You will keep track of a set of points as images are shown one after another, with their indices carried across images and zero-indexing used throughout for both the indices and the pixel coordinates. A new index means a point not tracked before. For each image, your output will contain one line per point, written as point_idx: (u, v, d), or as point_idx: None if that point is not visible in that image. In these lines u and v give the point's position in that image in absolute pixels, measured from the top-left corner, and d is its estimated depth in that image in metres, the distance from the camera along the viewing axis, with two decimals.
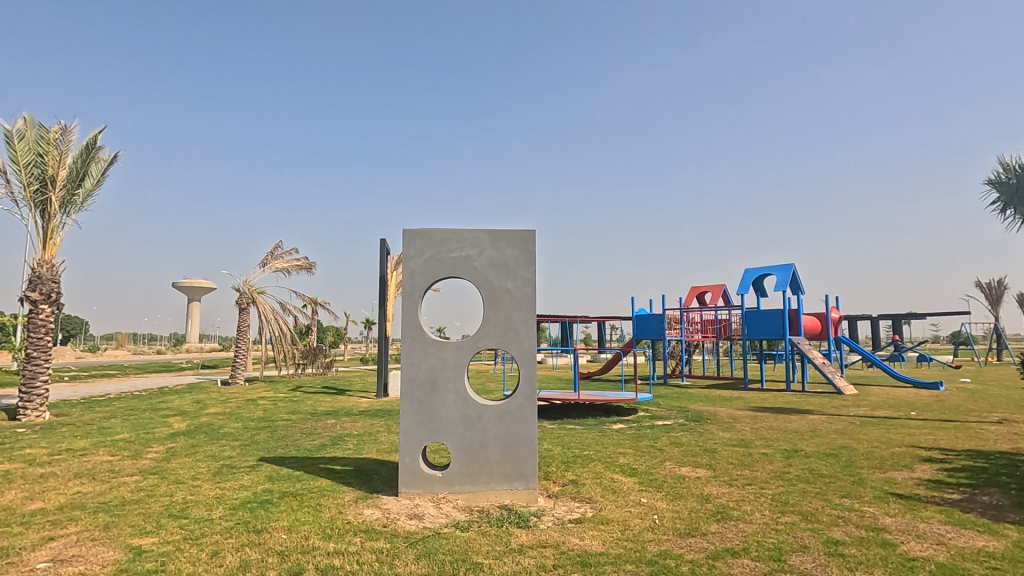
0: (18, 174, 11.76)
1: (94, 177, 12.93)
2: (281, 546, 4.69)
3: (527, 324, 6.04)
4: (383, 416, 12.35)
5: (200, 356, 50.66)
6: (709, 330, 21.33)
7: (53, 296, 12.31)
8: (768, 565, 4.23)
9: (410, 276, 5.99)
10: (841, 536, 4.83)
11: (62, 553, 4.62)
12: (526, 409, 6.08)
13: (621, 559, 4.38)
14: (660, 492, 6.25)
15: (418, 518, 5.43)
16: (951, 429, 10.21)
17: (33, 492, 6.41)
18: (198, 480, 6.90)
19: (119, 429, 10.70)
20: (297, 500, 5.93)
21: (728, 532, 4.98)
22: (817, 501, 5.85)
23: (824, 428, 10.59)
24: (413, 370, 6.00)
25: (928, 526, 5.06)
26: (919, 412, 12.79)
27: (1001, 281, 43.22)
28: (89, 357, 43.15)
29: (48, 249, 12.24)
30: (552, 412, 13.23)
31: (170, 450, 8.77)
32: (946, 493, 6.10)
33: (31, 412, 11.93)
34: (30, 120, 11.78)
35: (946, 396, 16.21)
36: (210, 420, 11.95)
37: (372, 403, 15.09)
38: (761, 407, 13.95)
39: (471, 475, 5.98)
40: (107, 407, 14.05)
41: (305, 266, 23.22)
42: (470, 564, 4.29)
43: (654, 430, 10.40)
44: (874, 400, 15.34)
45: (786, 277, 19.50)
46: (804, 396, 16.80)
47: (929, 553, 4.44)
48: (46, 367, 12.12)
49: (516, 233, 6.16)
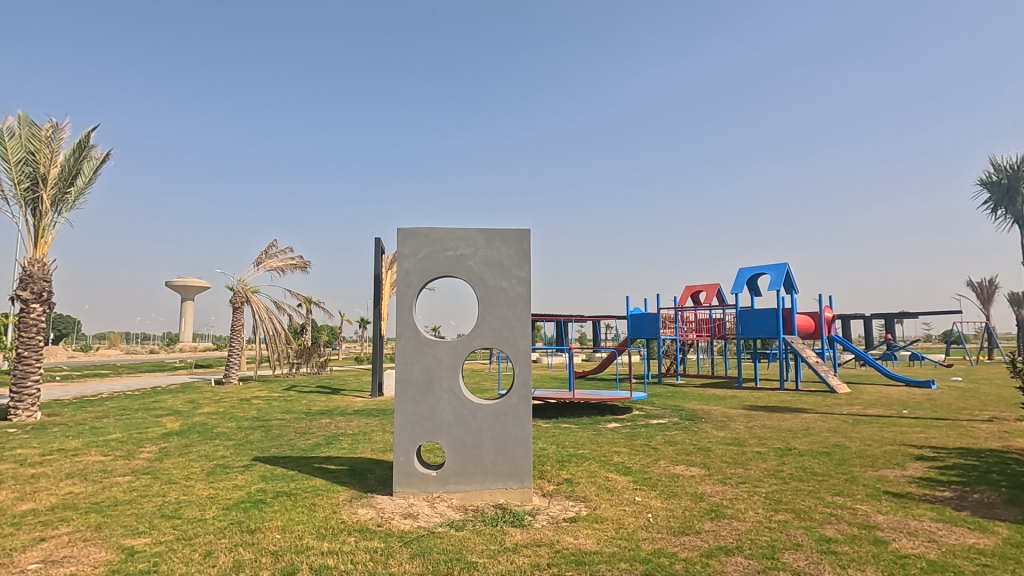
0: (8, 172, 11.68)
1: (87, 175, 12.80)
2: (275, 546, 4.68)
3: (522, 324, 6.04)
4: (378, 416, 12.24)
5: (194, 355, 50.75)
6: (704, 330, 21.61)
7: (46, 295, 12.24)
8: (762, 563, 4.25)
9: (405, 276, 5.99)
10: (833, 534, 4.86)
11: (53, 555, 4.58)
12: (520, 408, 6.07)
13: (616, 557, 4.39)
14: (654, 491, 6.25)
15: (413, 518, 5.41)
16: (943, 429, 10.15)
17: (25, 493, 6.36)
18: (191, 480, 6.87)
19: (111, 429, 10.65)
20: (291, 500, 5.91)
21: (722, 530, 5.00)
22: (810, 500, 5.87)
23: (816, 427, 10.53)
24: (408, 370, 5.99)
25: (919, 523, 5.10)
26: (910, 412, 12.67)
27: (995, 280, 43.06)
28: (81, 357, 43.52)
29: (39, 248, 12.13)
30: (548, 412, 13.12)
31: (163, 450, 8.72)
32: (936, 491, 6.15)
33: (22, 413, 11.83)
34: (21, 117, 11.67)
35: (938, 395, 16.07)
36: (203, 420, 11.85)
37: (366, 403, 14.96)
38: (755, 407, 13.83)
39: (466, 474, 5.98)
40: (99, 407, 13.95)
41: (299, 266, 23.18)
42: (464, 564, 4.28)
43: (648, 430, 10.31)
44: (868, 400, 15.18)
45: (779, 277, 19.55)
46: (798, 395, 16.66)
47: (921, 550, 4.47)
48: (36, 367, 11.98)
49: (510, 233, 6.17)
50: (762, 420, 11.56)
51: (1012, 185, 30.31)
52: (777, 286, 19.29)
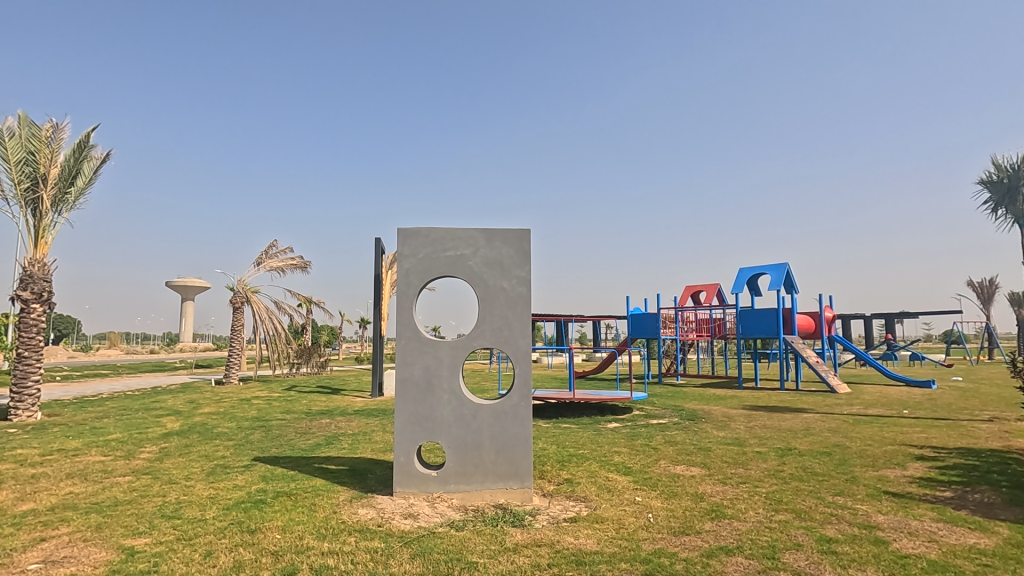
0: (8, 172, 11.69)
1: (86, 175, 12.79)
2: (275, 546, 4.68)
3: (522, 324, 6.04)
4: (378, 416, 12.24)
5: (194, 355, 50.86)
6: (704, 330, 21.59)
7: (46, 295, 12.25)
8: (762, 563, 4.24)
9: (405, 276, 5.99)
10: (834, 534, 4.86)
11: (53, 555, 4.58)
12: (520, 408, 6.07)
13: (616, 557, 4.38)
14: (654, 491, 6.24)
15: (413, 518, 5.41)
16: (943, 429, 10.14)
17: (26, 493, 6.37)
18: (191, 480, 6.87)
19: (112, 429, 10.66)
20: (291, 500, 5.91)
21: (723, 530, 4.99)
22: (810, 500, 5.87)
23: (816, 427, 10.52)
24: (408, 370, 5.99)
25: (920, 524, 5.09)
26: (911, 412, 12.66)
27: (995, 280, 43.04)
28: (82, 357, 43.62)
29: (40, 248, 12.13)
30: (548, 412, 13.12)
31: (163, 450, 8.72)
32: (937, 491, 6.14)
33: (23, 413, 11.84)
34: (21, 117, 11.67)
35: (938, 395, 16.06)
36: (203, 420, 11.86)
37: (366, 403, 14.97)
38: (755, 406, 13.83)
39: (466, 474, 5.98)
40: (99, 407, 13.97)
41: (299, 266, 23.18)
42: (464, 564, 4.27)
43: (648, 430, 10.31)
44: (868, 399, 15.18)
45: (779, 277, 19.55)
46: (798, 395, 16.65)
47: (921, 550, 4.47)
48: (37, 367, 11.99)
49: (511, 232, 6.17)
50: (763, 420, 11.56)
51: (1012, 185, 30.27)
52: (777, 286, 19.28)
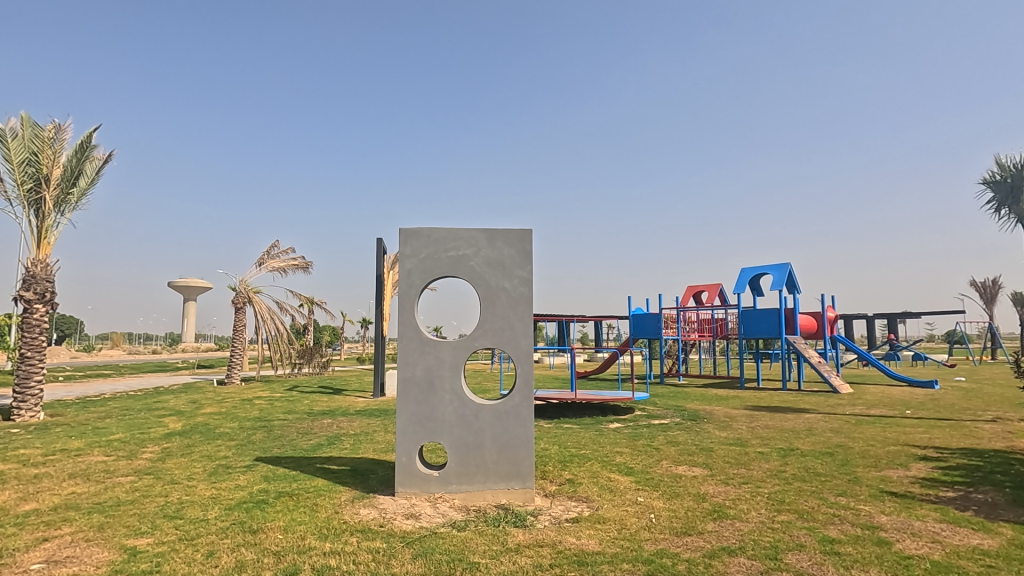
0: (11, 172, 11.71)
1: (88, 175, 12.81)
2: (277, 546, 4.68)
3: (524, 323, 6.04)
4: (380, 416, 12.26)
5: (196, 355, 51.23)
6: (706, 330, 21.56)
7: (48, 296, 12.27)
8: (765, 564, 4.24)
9: (406, 276, 5.99)
10: (837, 534, 4.85)
11: (56, 555, 4.58)
12: (522, 408, 6.06)
13: (619, 558, 4.38)
14: (656, 492, 6.24)
15: (415, 518, 5.41)
16: (945, 429, 10.14)
17: (28, 493, 6.38)
18: (193, 480, 6.88)
19: (114, 429, 10.70)
20: (294, 500, 5.92)
21: (725, 531, 4.99)
22: (814, 500, 5.86)
23: (818, 427, 10.52)
24: (410, 370, 5.98)
25: (924, 524, 5.08)
26: (913, 412, 12.65)
27: (998, 280, 42.96)
28: (84, 356, 44.00)
29: (43, 248, 12.17)
30: (550, 412, 13.13)
31: (165, 450, 8.75)
32: (941, 491, 6.13)
33: (26, 413, 11.86)
34: (24, 118, 11.70)
35: (941, 395, 16.03)
36: (205, 420, 11.90)
37: (368, 403, 14.99)
38: (758, 407, 13.84)
39: (467, 474, 5.97)
40: (102, 407, 14.04)
41: (301, 266, 23.20)
42: (467, 564, 4.27)
43: (650, 430, 10.32)
44: (871, 400, 15.16)
45: (781, 277, 19.53)
46: (801, 396, 16.64)
47: (924, 551, 4.47)
48: (40, 368, 12.02)
49: (512, 232, 6.17)
50: (765, 420, 11.55)
51: (1015, 185, 30.20)
52: (778, 286, 19.27)
